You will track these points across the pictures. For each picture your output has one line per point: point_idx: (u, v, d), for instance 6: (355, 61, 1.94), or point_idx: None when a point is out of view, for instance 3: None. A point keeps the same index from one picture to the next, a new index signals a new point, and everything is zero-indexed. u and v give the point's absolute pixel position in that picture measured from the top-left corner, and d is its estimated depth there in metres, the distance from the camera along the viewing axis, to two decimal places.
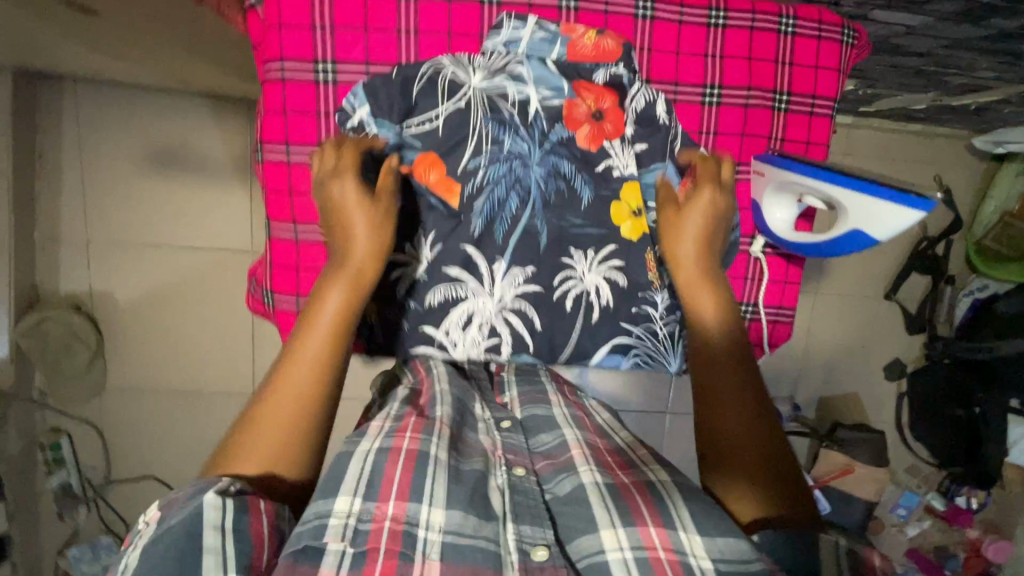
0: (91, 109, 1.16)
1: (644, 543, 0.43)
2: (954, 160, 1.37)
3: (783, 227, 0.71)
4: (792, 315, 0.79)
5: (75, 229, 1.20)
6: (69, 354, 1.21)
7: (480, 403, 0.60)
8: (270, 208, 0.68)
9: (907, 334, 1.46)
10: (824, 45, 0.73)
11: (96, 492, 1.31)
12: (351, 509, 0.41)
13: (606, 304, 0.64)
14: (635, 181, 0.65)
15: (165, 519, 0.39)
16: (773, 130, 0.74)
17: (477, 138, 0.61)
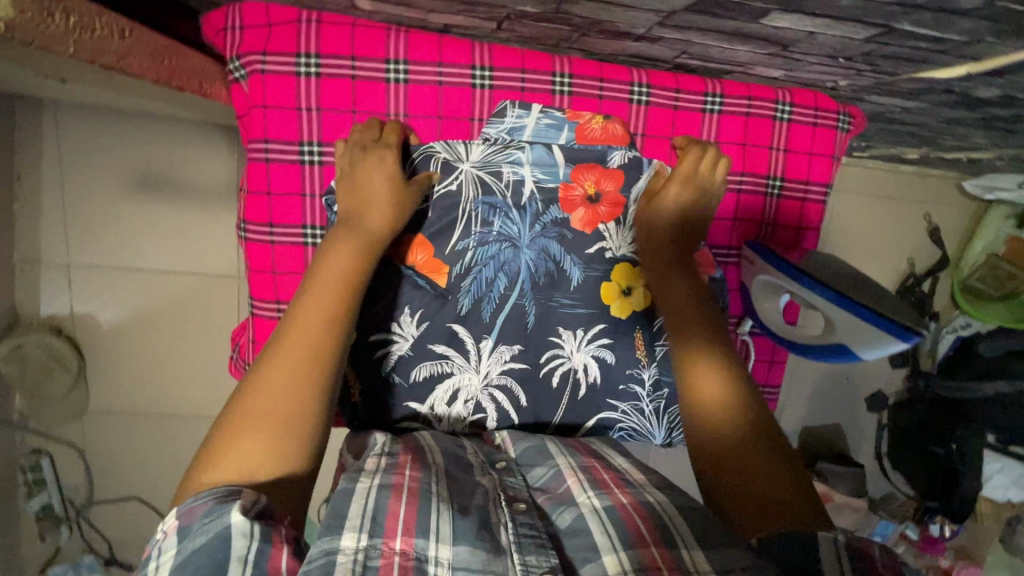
0: (74, 131, 1.12)
1: (649, 565, 0.42)
2: (946, 200, 1.38)
3: (772, 318, 0.77)
4: (776, 392, 0.87)
5: (56, 251, 1.17)
6: (50, 377, 1.19)
7: (473, 443, 0.62)
8: (255, 287, 0.75)
9: (891, 367, 1.48)
10: (820, 133, 0.79)
11: (78, 512, 1.30)
12: (358, 545, 0.41)
13: (593, 381, 0.68)
14: (627, 262, 0.69)
15: (189, 538, 0.39)
16: (766, 215, 0.79)
17: (466, 221, 0.67)
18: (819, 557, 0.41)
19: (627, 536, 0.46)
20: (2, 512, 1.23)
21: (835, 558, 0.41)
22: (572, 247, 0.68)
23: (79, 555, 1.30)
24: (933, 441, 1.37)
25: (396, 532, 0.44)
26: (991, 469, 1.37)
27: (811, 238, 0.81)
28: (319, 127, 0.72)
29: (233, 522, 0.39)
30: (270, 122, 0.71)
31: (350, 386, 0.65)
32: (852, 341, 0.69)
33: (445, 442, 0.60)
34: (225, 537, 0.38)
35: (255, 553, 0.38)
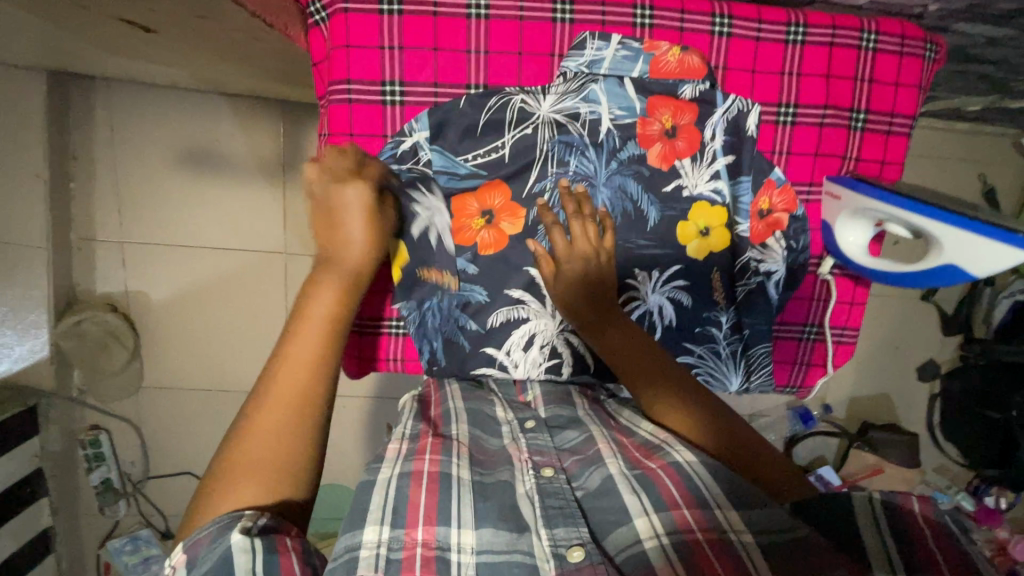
0: (125, 110, 1.16)
1: (680, 526, 0.47)
2: (1003, 159, 1.33)
3: (857, 250, 0.74)
4: (855, 335, 0.83)
5: (111, 228, 1.21)
6: (108, 353, 1.22)
7: (504, 406, 0.66)
8: None
9: (942, 334, 1.45)
10: (906, 61, 0.76)
11: (135, 487, 1.34)
12: (380, 538, 0.45)
13: (669, 323, 0.72)
14: (703, 201, 0.71)
15: (193, 562, 0.41)
16: (849, 149, 0.77)
17: (543, 162, 0.70)
18: (857, 508, 0.48)
19: (659, 499, 0.50)
20: (66, 485, 1.28)
21: (871, 514, 0.48)
22: (649, 185, 0.71)
23: (136, 529, 1.35)
24: (991, 407, 1.34)
25: (418, 523, 0.47)
26: None
27: (892, 172, 0.79)
28: (400, 66, 0.70)
29: (234, 542, 0.41)
30: (353, 62, 0.69)
31: (442, 279, 0.71)
32: (966, 260, 0.63)
33: (470, 408, 0.65)
34: (228, 555, 0.40)
35: (263, 565, 0.40)
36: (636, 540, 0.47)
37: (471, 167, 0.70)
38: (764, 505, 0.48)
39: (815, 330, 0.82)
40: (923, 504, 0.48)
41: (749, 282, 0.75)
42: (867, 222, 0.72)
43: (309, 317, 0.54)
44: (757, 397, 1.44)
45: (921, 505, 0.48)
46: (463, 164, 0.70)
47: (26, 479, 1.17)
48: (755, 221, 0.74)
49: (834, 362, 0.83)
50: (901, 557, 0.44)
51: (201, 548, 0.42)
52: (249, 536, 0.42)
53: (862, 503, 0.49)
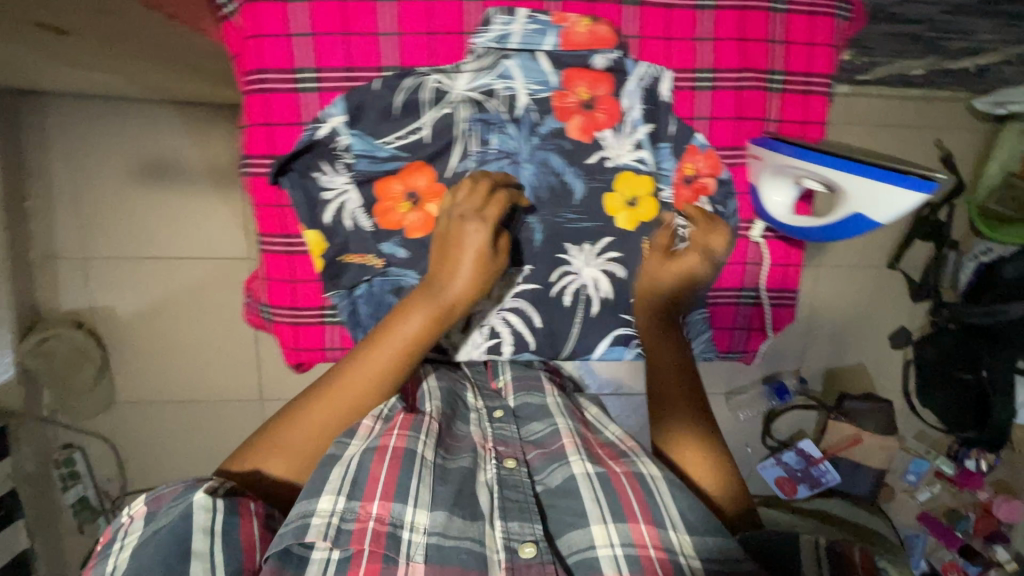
0: (76, 125, 1.15)
1: (635, 541, 0.61)
2: (956, 123, 1.34)
3: (782, 209, 0.78)
4: (794, 296, 0.88)
5: (71, 244, 1.20)
6: (77, 371, 1.22)
7: (474, 391, 0.82)
8: (262, 222, 0.77)
9: (912, 301, 1.44)
10: (820, 20, 0.79)
11: (114, 504, 1.33)
12: (334, 507, 0.58)
13: (605, 296, 0.83)
14: (627, 172, 0.79)
15: (156, 517, 0.58)
16: (770, 112, 0.81)
17: (463, 142, 0.76)
18: (802, 549, 0.61)
19: (618, 510, 0.63)
20: (40, 505, 1.27)
21: (815, 559, 0.60)
22: (572, 159, 0.78)
23: None
24: (962, 367, 1.37)
25: (374, 499, 0.60)
26: None
27: (814, 131, 0.82)
28: (311, 52, 0.72)
29: (197, 499, 0.57)
30: (262, 52, 0.71)
31: (367, 260, 0.77)
32: (869, 207, 0.69)
33: (447, 392, 0.78)
34: (190, 510, 0.56)
35: (221, 522, 0.57)
36: (587, 546, 0.61)
37: (391, 150, 0.75)
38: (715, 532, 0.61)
39: (753, 294, 0.87)
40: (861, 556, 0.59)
41: (678, 249, 0.83)
42: (788, 181, 0.76)
43: (397, 332, 0.68)
44: (732, 374, 1.45)
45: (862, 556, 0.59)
46: (384, 147, 0.75)
47: None
48: (683, 188, 0.81)
49: (774, 325, 0.88)
50: None
51: (164, 501, 0.59)
52: (210, 498, 0.57)
53: (808, 545, 0.62)
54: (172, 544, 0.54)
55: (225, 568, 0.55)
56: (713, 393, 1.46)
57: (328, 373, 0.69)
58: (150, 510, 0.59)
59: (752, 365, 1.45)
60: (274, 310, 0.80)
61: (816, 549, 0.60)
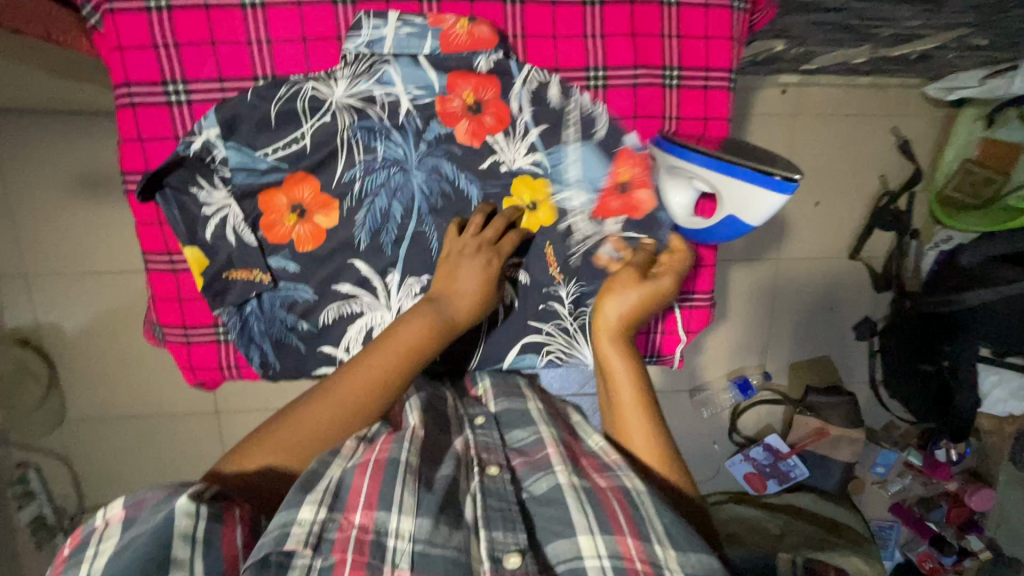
0: (10, 140, 1.13)
1: (622, 553, 0.54)
2: (910, 110, 1.33)
3: (681, 210, 0.77)
4: (707, 297, 0.87)
5: (13, 261, 1.18)
6: (23, 388, 1.21)
7: (457, 397, 0.77)
8: (145, 242, 0.76)
9: (875, 292, 1.43)
10: (713, 13, 0.76)
11: (72, 521, 1.32)
12: (315, 517, 0.51)
13: (511, 304, 0.82)
14: (523, 175, 0.77)
15: (136, 521, 0.49)
16: (667, 110, 0.79)
17: (348, 151, 0.73)
18: None
19: (604, 522, 0.57)
20: None
21: None
22: (463, 165, 0.76)
23: None
24: (921, 359, 1.33)
25: (357, 508, 0.54)
26: (987, 383, 1.31)
27: (716, 127, 0.80)
28: (180, 63, 0.70)
29: (179, 505, 0.49)
30: (129, 65, 0.70)
31: (252, 275, 0.74)
32: (740, 208, 0.72)
33: (429, 404, 0.71)
34: (172, 515, 0.48)
35: (203, 531, 0.49)
36: (575, 556, 0.55)
37: (272, 161, 0.72)
38: (701, 545, 0.56)
39: None
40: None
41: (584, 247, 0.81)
42: (682, 182, 0.75)
43: (397, 344, 0.65)
44: (695, 371, 1.44)
45: None
46: (264, 159, 0.72)
47: None
48: (612, 195, 0.80)
49: (686, 327, 0.87)
50: None
51: (146, 506, 0.50)
52: (194, 503, 0.49)
53: None
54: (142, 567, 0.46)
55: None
56: (677, 391, 1.44)
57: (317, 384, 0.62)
58: (128, 515, 0.50)
59: (715, 361, 1.43)
60: (166, 329, 0.79)
61: None
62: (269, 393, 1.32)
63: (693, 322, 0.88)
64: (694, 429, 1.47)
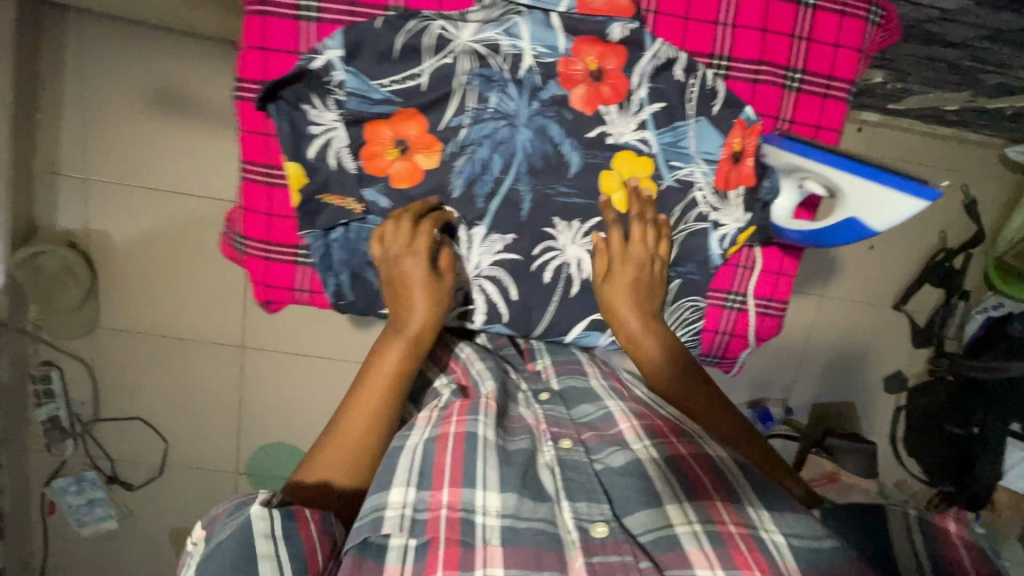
0: (96, 44, 1.13)
1: (714, 518, 0.61)
2: (982, 171, 1.32)
3: (782, 214, 0.82)
4: (780, 308, 0.90)
5: (73, 164, 1.19)
6: (63, 288, 1.22)
7: (517, 373, 0.83)
8: (246, 150, 0.78)
9: (911, 346, 1.40)
10: (846, 21, 0.80)
11: (84, 427, 1.34)
12: (405, 499, 0.59)
13: (583, 279, 0.81)
14: (625, 151, 0.76)
15: (215, 532, 0.58)
16: (783, 111, 0.82)
17: (461, 96, 0.73)
18: (892, 523, 0.64)
19: (690, 490, 0.64)
20: (14, 416, 1.28)
21: (906, 532, 0.64)
22: (572, 130, 0.75)
23: (82, 469, 1.35)
24: (952, 422, 1.35)
25: (443, 487, 0.60)
26: (1013, 458, 1.28)
27: (826, 137, 0.84)
28: None
29: (254, 512, 0.57)
30: None
31: (348, 205, 0.75)
32: (865, 213, 0.74)
33: (496, 373, 0.78)
34: (248, 522, 0.56)
35: (281, 528, 0.56)
36: (665, 525, 0.60)
37: (387, 93, 0.72)
38: (795, 511, 0.62)
39: (741, 298, 0.89)
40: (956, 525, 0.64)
41: (676, 234, 0.81)
42: (791, 183, 0.80)
43: (377, 372, 0.69)
44: (719, 393, 1.42)
45: (954, 526, 0.64)
46: (378, 91, 0.72)
47: None
48: (728, 165, 0.79)
49: (756, 331, 0.90)
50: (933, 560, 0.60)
51: (222, 515, 0.60)
52: (266, 508, 0.57)
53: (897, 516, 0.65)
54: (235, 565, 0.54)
55: (292, 566, 0.55)
56: None
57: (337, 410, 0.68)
58: (208, 534, 0.59)
59: (739, 387, 1.42)
60: (248, 242, 0.81)
61: (904, 517, 0.64)
62: (294, 337, 1.32)
63: (761, 330, 0.91)
64: None
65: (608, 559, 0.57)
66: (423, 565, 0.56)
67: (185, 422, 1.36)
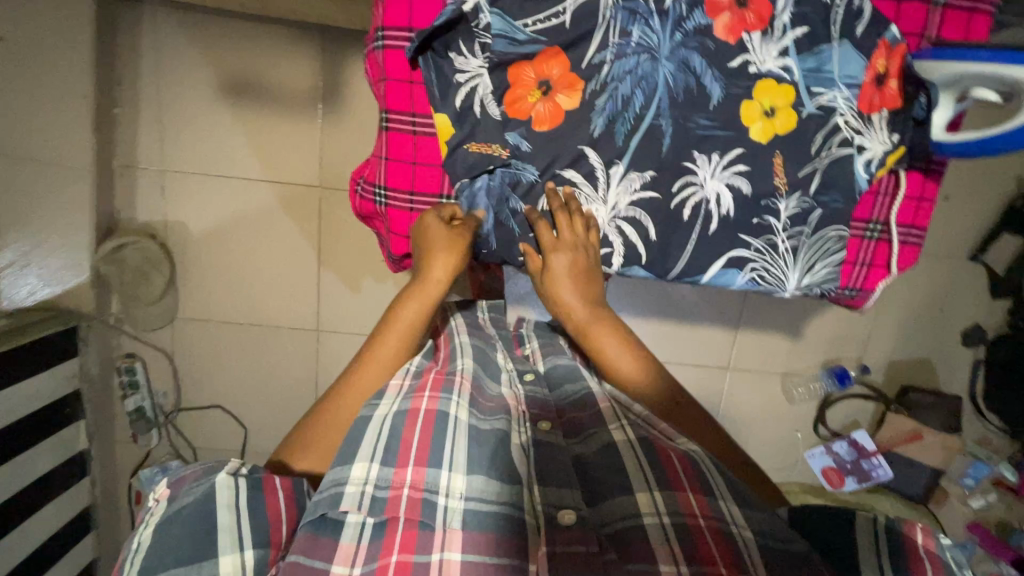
0: (169, 34, 1.15)
1: (685, 510, 0.61)
2: None
3: (937, 128, 0.80)
4: (920, 236, 0.89)
5: (150, 157, 1.21)
6: (145, 281, 1.24)
7: (505, 356, 0.90)
8: (389, 98, 0.78)
9: (991, 298, 1.37)
10: None
11: (167, 418, 1.36)
12: (367, 476, 0.62)
13: (725, 214, 0.80)
14: (768, 79, 0.76)
15: (175, 498, 0.59)
16: (928, 28, 0.81)
17: (604, 32, 0.73)
18: (860, 529, 0.62)
19: (663, 480, 0.64)
20: (101, 409, 1.31)
21: (873, 535, 0.61)
22: (715, 60, 0.76)
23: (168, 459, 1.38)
24: None
25: (407, 466, 0.63)
26: None
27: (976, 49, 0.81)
28: None
29: (218, 480, 0.59)
30: None
31: (490, 150, 0.76)
32: None
33: (475, 349, 0.85)
34: (215, 487, 0.58)
35: (245, 498, 0.59)
36: (635, 514, 0.61)
37: (530, 33, 0.73)
38: (763, 510, 0.62)
39: (882, 227, 0.87)
40: (925, 537, 0.60)
41: (818, 162, 0.80)
42: (949, 97, 0.79)
43: (392, 329, 0.78)
44: (791, 354, 1.40)
45: (922, 537, 0.60)
46: (522, 30, 0.73)
47: (65, 400, 1.22)
48: (870, 87, 0.78)
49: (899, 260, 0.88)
50: (889, 557, 0.59)
51: (185, 484, 0.60)
52: (232, 477, 0.60)
53: (865, 523, 0.62)
54: (200, 535, 0.55)
55: (252, 541, 0.58)
56: (769, 372, 1.42)
57: (340, 378, 0.77)
58: (172, 494, 0.59)
59: (813, 348, 1.40)
60: (390, 193, 0.81)
61: (871, 524, 0.62)
62: (367, 319, 1.33)
63: (901, 262, 0.89)
64: (781, 416, 1.45)
65: (569, 550, 0.58)
66: (378, 547, 0.59)
67: (263, 409, 1.39)
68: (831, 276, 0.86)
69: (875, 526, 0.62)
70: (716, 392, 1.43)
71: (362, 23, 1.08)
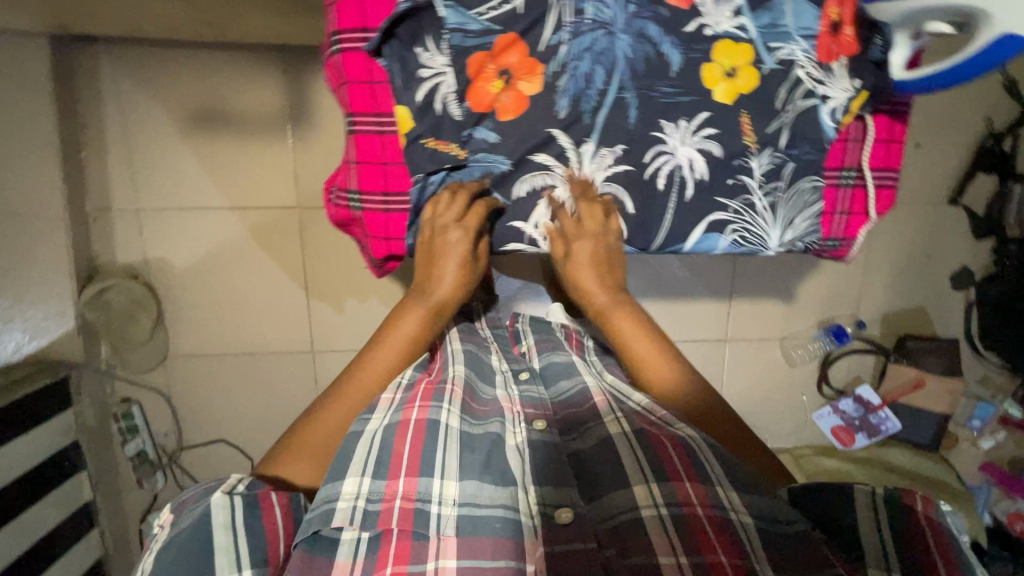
0: (126, 71, 1.13)
1: (682, 500, 0.61)
2: None
3: (895, 67, 0.78)
4: (894, 178, 0.89)
5: (123, 197, 1.19)
6: (132, 321, 1.22)
7: (497, 357, 0.89)
8: (353, 101, 0.76)
9: (974, 238, 1.38)
10: None
11: (171, 458, 1.35)
12: (359, 490, 0.60)
13: (701, 179, 0.81)
14: (726, 41, 0.77)
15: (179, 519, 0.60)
16: None
17: (558, 13, 0.74)
18: (857, 497, 0.61)
19: (660, 470, 0.64)
20: (103, 458, 1.30)
21: (870, 507, 0.60)
22: (670, 29, 0.76)
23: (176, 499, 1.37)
24: None
25: (399, 476, 0.62)
26: None
27: None
28: None
29: (214, 500, 0.58)
30: None
31: (450, 149, 0.77)
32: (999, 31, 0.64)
33: (469, 355, 0.84)
34: (209, 509, 0.58)
35: (239, 518, 0.58)
36: (633, 507, 0.61)
37: (485, 22, 0.73)
38: (764, 493, 0.61)
39: (856, 173, 0.88)
40: (924, 504, 0.59)
41: (784, 117, 0.80)
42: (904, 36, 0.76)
43: (396, 337, 0.77)
44: (787, 318, 1.41)
45: (922, 506, 0.59)
46: (477, 21, 0.73)
47: (64, 453, 1.20)
48: (826, 37, 0.79)
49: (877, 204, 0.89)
50: (893, 538, 0.57)
51: (188, 505, 0.61)
52: (228, 496, 0.59)
53: (862, 493, 0.62)
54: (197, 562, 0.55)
55: (250, 561, 0.57)
56: (767, 339, 1.42)
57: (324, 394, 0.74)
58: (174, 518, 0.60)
59: (807, 310, 1.41)
60: (364, 196, 0.79)
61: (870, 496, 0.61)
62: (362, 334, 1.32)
63: (879, 205, 0.90)
64: (784, 381, 1.46)
65: (568, 548, 0.57)
66: (375, 560, 0.57)
67: (268, 437, 1.37)
68: (811, 229, 0.87)
69: (874, 497, 0.61)
70: (718, 366, 1.43)
71: (317, 37, 1.08)
